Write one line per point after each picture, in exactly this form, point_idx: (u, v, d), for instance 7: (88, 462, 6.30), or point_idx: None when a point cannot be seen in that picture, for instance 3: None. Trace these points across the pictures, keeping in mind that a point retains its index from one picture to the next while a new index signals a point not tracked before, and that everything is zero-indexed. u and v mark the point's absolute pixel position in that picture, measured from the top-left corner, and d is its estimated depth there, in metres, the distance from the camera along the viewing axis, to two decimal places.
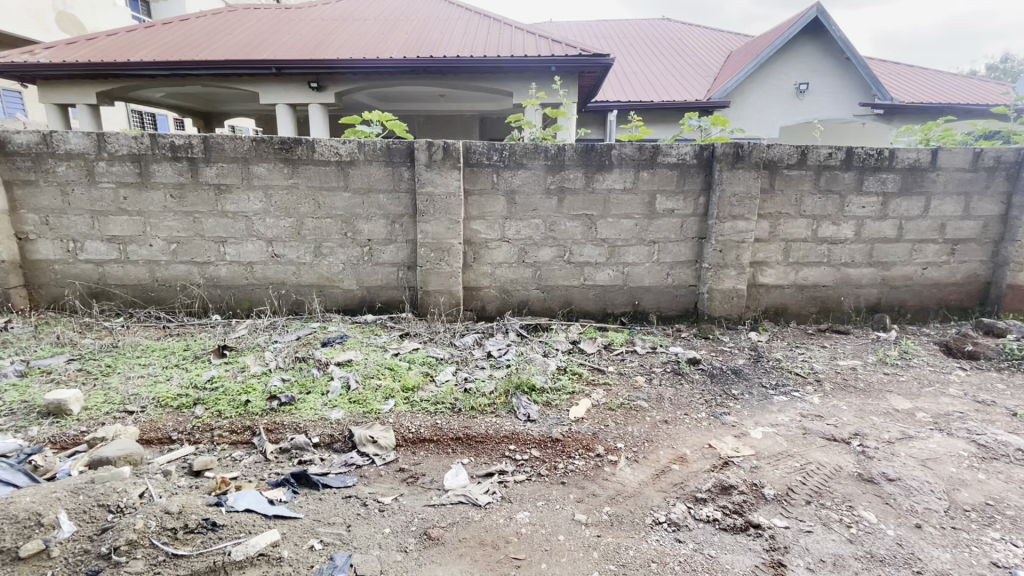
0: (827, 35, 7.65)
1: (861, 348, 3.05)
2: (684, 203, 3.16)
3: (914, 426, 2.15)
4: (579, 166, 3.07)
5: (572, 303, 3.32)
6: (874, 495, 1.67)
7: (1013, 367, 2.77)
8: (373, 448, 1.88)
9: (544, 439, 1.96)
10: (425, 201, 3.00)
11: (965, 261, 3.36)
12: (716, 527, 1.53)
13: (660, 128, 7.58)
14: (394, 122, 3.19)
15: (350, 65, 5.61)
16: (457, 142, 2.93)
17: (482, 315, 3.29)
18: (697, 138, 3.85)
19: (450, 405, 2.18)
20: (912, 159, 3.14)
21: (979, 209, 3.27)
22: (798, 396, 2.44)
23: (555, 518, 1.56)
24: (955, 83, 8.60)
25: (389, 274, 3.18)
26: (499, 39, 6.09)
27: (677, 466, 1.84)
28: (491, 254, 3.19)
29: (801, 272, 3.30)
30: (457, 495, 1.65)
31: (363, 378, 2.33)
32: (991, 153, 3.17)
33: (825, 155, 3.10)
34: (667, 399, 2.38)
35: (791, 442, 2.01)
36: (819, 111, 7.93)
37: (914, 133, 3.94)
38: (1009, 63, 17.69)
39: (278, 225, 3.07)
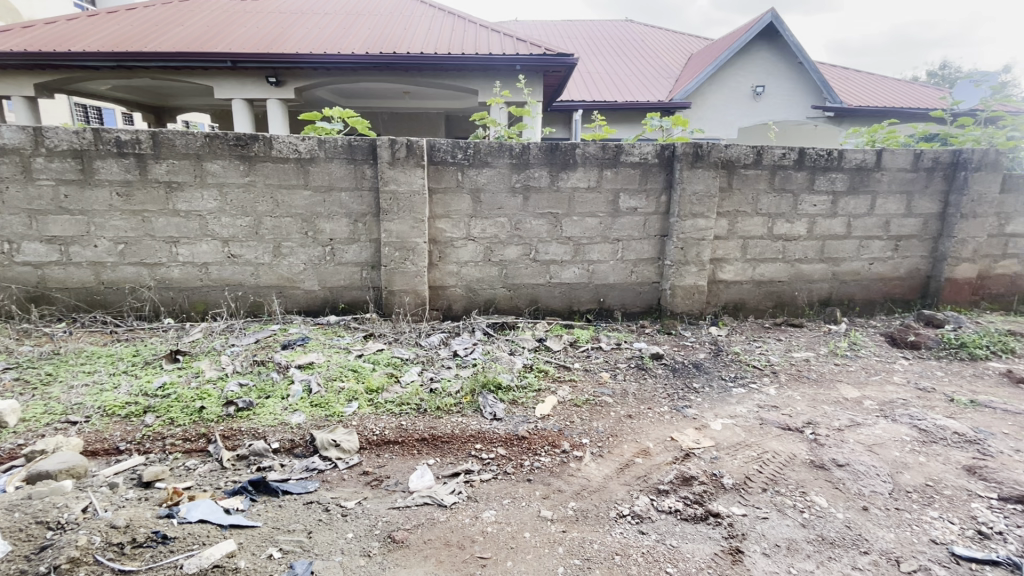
0: (781, 39, 7.95)
1: (814, 340, 3.18)
2: (646, 202, 3.22)
3: (862, 413, 2.26)
4: (543, 164, 3.09)
5: (538, 301, 3.33)
6: (825, 480, 1.75)
7: (950, 355, 2.95)
8: (335, 452, 1.84)
9: (510, 437, 1.96)
10: (389, 199, 2.96)
11: (908, 256, 3.56)
12: (678, 517, 1.56)
13: (623, 128, 7.71)
14: (356, 119, 3.11)
15: (310, 59, 5.46)
16: (421, 140, 2.89)
17: (449, 315, 3.27)
18: (659, 138, 3.93)
19: (415, 405, 2.15)
20: (859, 160, 3.30)
21: (919, 207, 3.47)
22: (756, 388, 2.53)
23: (520, 515, 1.56)
24: (892, 85, 9.16)
25: (352, 275, 3.12)
26: (464, 36, 6.05)
27: (641, 459, 1.88)
28: (456, 253, 3.17)
29: (758, 268, 3.42)
30: (423, 496, 1.63)
31: (325, 381, 2.27)
32: (930, 154, 3.36)
33: (779, 155, 3.21)
34: (631, 394, 2.42)
35: (749, 432, 2.07)
36: (775, 113, 8.22)
37: (861, 134, 4.12)
38: (945, 70, 18.79)
39: (235, 224, 2.96)
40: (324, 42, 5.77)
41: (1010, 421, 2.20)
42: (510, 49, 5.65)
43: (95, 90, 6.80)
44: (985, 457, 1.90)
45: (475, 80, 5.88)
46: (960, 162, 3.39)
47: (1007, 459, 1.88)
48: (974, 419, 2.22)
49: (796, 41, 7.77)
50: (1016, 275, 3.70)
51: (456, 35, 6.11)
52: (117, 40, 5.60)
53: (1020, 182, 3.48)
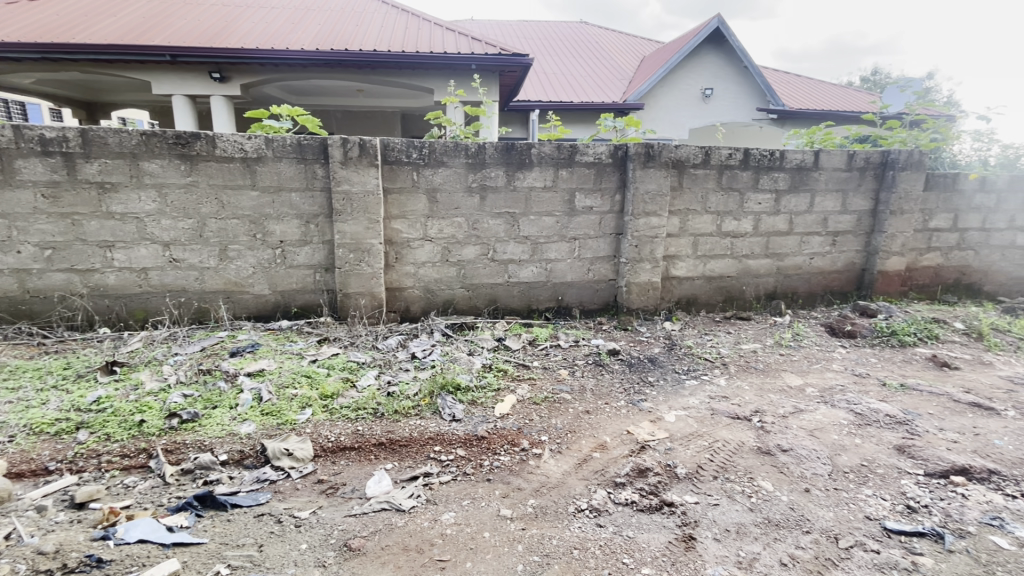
0: (726, 44, 8.27)
1: (761, 332, 3.33)
2: (601, 201, 3.28)
3: (805, 400, 2.39)
4: (499, 164, 3.09)
5: (497, 301, 3.33)
6: (771, 465, 1.83)
7: (882, 343, 3.16)
8: (288, 461, 1.78)
9: (469, 437, 1.96)
10: (342, 200, 2.89)
11: (844, 251, 3.78)
12: (634, 508, 1.60)
13: (578, 128, 7.82)
14: (306, 117, 3.01)
15: (256, 55, 5.25)
16: (374, 139, 2.84)
17: (407, 316, 3.22)
18: (613, 138, 4.01)
19: (372, 410, 2.11)
20: (799, 160, 3.48)
21: (853, 204, 3.69)
22: (707, 379, 2.63)
23: (479, 516, 1.56)
24: (828, 89, 9.70)
25: (305, 278, 3.03)
26: (418, 34, 5.97)
27: (598, 454, 1.91)
28: (413, 254, 3.13)
29: (709, 264, 3.55)
30: (381, 501, 1.61)
31: (277, 389, 2.19)
32: (862, 155, 3.57)
33: (726, 156, 3.34)
34: (589, 390, 2.46)
35: (701, 423, 2.15)
36: (723, 114, 8.55)
37: (801, 135, 4.33)
38: (877, 76, 20.05)
39: (176, 227, 2.81)
40: (270, 37, 5.55)
41: (935, 402, 2.37)
42: (465, 48, 5.63)
43: (15, 82, 6.30)
44: (913, 436, 2.04)
45: (430, 78, 5.82)
46: (889, 162, 3.62)
47: (932, 437, 2.03)
48: (904, 401, 2.38)
49: (741, 46, 8.10)
50: (939, 267, 3.99)
51: (409, 33, 6.01)
52: (40, 31, 5.21)
53: (940, 180, 3.76)
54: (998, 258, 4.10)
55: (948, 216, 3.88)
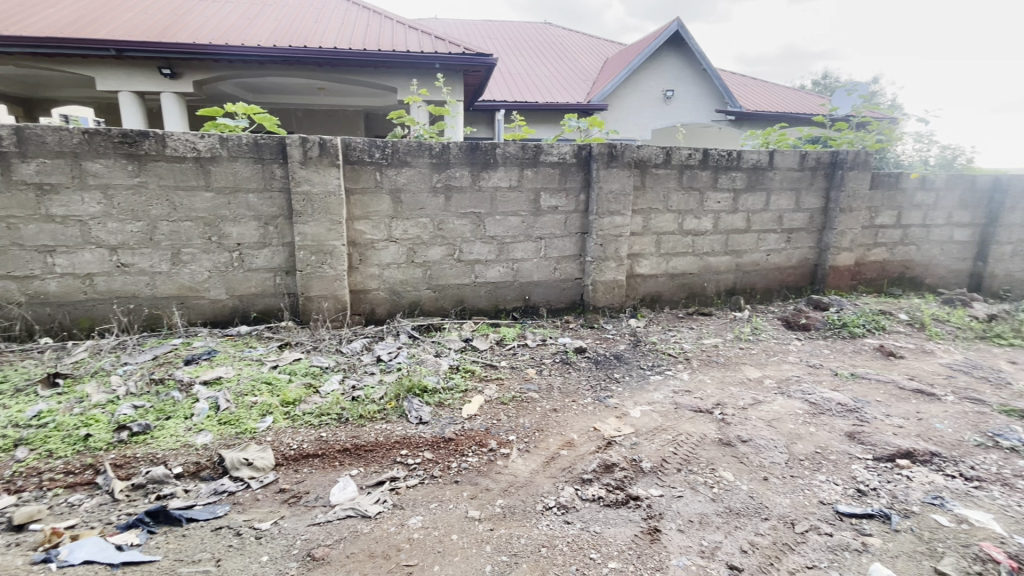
0: (685, 46, 8.48)
1: (722, 327, 3.44)
2: (566, 201, 3.32)
3: (763, 391, 2.48)
4: (464, 164, 3.08)
5: (464, 301, 3.31)
6: (731, 456, 1.89)
7: (834, 335, 3.31)
8: (247, 471, 1.72)
9: (437, 440, 1.94)
10: (302, 201, 2.81)
11: (798, 247, 3.94)
12: (601, 504, 1.63)
13: (544, 128, 7.86)
14: (263, 116, 2.91)
15: (209, 50, 5.05)
16: (334, 139, 2.77)
17: (372, 319, 3.16)
18: (577, 138, 4.05)
19: (336, 415, 2.06)
20: (755, 160, 3.60)
21: (806, 203, 3.84)
22: (671, 374, 2.69)
23: (447, 518, 1.54)
24: (783, 93, 10.08)
25: (265, 281, 2.94)
26: (380, 32, 5.88)
27: (566, 451, 1.93)
28: (378, 255, 3.08)
29: (671, 262, 3.63)
30: (346, 508, 1.57)
31: (235, 397, 2.12)
32: (813, 155, 3.73)
33: (686, 156, 3.43)
34: (556, 388, 2.48)
35: (665, 417, 2.20)
36: (683, 116, 8.77)
37: (757, 136, 4.48)
38: (828, 79, 20.98)
39: (124, 230, 2.67)
40: (223, 33, 5.35)
41: (882, 389, 2.50)
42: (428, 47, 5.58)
43: None
44: (863, 423, 2.15)
45: (393, 77, 5.76)
46: (838, 162, 3.79)
47: (880, 423, 2.14)
48: (854, 389, 2.50)
49: (700, 49, 8.32)
50: (885, 261, 4.21)
51: (370, 31, 5.91)
52: None
53: (885, 179, 3.96)
54: (938, 253, 4.35)
55: (892, 213, 4.09)
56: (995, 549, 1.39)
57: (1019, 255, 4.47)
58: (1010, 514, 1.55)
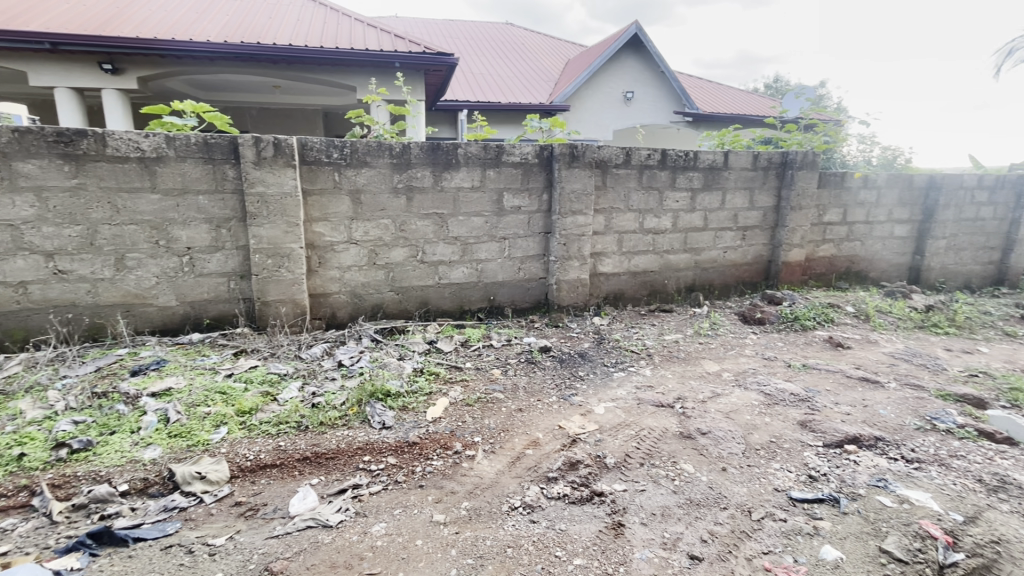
0: (644, 49, 8.66)
1: (682, 323, 3.52)
2: (529, 201, 3.33)
3: (721, 384, 2.56)
4: (425, 164, 3.04)
5: (428, 303, 3.28)
6: (691, 448, 1.94)
7: (787, 328, 3.45)
8: (200, 485, 1.65)
9: (400, 445, 1.91)
10: (256, 202, 2.72)
11: (753, 244, 4.09)
12: (566, 501, 1.64)
13: (506, 128, 7.87)
14: (214, 114, 2.79)
15: (154, 45, 4.80)
16: (290, 139, 2.69)
17: (333, 323, 3.09)
18: (539, 138, 4.07)
19: (295, 423, 2.00)
20: (710, 160, 3.71)
21: (759, 201, 3.99)
22: (634, 370, 2.74)
23: (412, 523, 1.52)
24: (736, 95, 10.43)
25: (218, 286, 2.82)
26: (337, 30, 5.75)
27: (532, 451, 1.93)
28: (338, 257, 3.00)
29: (633, 260, 3.71)
30: (306, 519, 1.52)
31: (186, 408, 2.02)
32: (765, 155, 3.87)
33: (645, 156, 3.50)
34: (521, 388, 2.48)
35: (628, 413, 2.24)
36: (643, 117, 8.95)
37: (712, 137, 4.63)
38: (779, 83, 21.87)
39: (61, 235, 2.51)
40: (170, 27, 5.11)
41: (831, 378, 2.63)
42: (387, 45, 5.49)
43: None
44: (814, 411, 2.24)
45: (352, 76, 5.64)
46: (788, 162, 3.95)
47: (829, 411, 2.24)
48: (806, 379, 2.62)
49: (658, 52, 8.52)
50: (833, 257, 4.42)
51: (328, 29, 5.77)
52: None
53: (831, 178, 4.15)
54: (880, 248, 4.60)
55: (839, 211, 4.30)
56: (932, 526, 1.48)
57: (951, 249, 4.78)
58: (946, 492, 1.66)
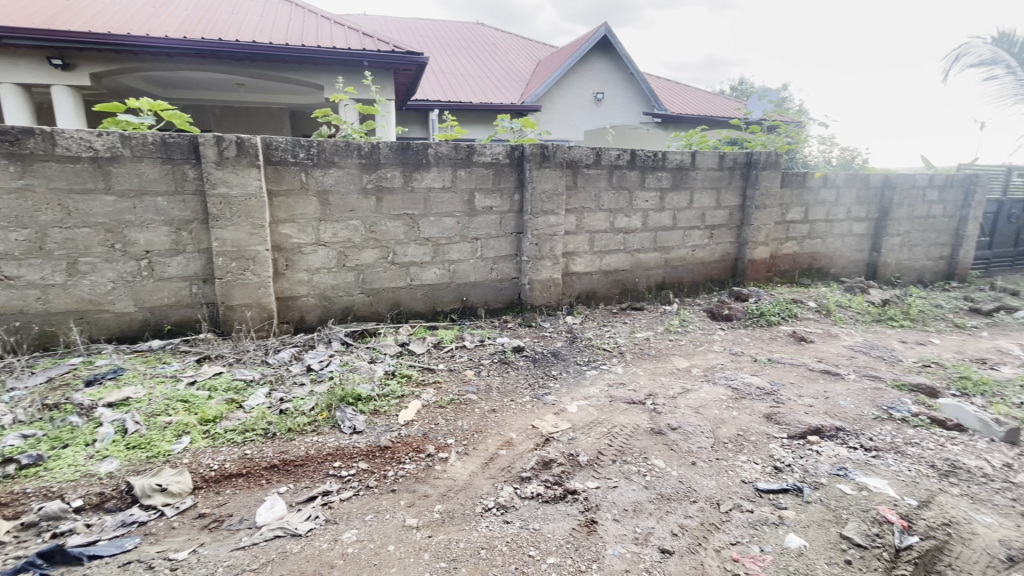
0: (614, 51, 8.77)
1: (653, 321, 3.58)
2: (501, 201, 3.33)
3: (690, 380, 2.61)
4: (394, 164, 3.01)
5: (400, 304, 3.24)
6: (662, 444, 1.98)
7: (753, 324, 3.54)
8: (161, 498, 1.58)
9: (372, 450, 1.88)
10: (219, 204, 2.63)
11: (720, 243, 4.19)
12: (540, 500, 1.64)
13: (476, 128, 7.86)
14: (172, 113, 2.68)
15: (107, 39, 4.60)
16: (253, 138, 2.61)
17: (302, 327, 3.02)
18: (511, 138, 4.07)
19: (262, 430, 1.95)
20: (678, 160, 3.78)
21: (726, 200, 4.09)
22: (606, 368, 2.77)
23: (384, 529, 1.50)
24: (703, 97, 10.67)
25: (179, 291, 2.72)
26: (303, 27, 5.62)
27: (505, 451, 1.93)
28: (306, 260, 2.94)
29: (605, 259, 3.75)
30: (274, 528, 1.48)
31: (146, 418, 1.94)
32: (731, 155, 3.97)
33: (615, 156, 3.54)
34: (495, 388, 2.48)
35: (601, 410, 2.26)
36: (613, 118, 9.06)
37: (680, 138, 4.72)
38: (744, 85, 22.49)
39: (6, 239, 2.38)
40: (125, 22, 4.91)
41: (795, 372, 2.72)
42: (355, 43, 5.40)
43: None
44: (779, 404, 2.31)
45: (318, 74, 5.54)
46: (753, 163, 4.05)
47: (793, 404, 2.31)
48: (771, 373, 2.70)
49: (627, 54, 8.63)
50: (796, 254, 4.56)
51: (293, 26, 5.64)
52: None
53: (793, 178, 4.29)
54: (840, 245, 4.78)
55: (801, 210, 4.44)
56: (889, 511, 1.54)
57: (905, 246, 5.00)
58: (901, 478, 1.73)
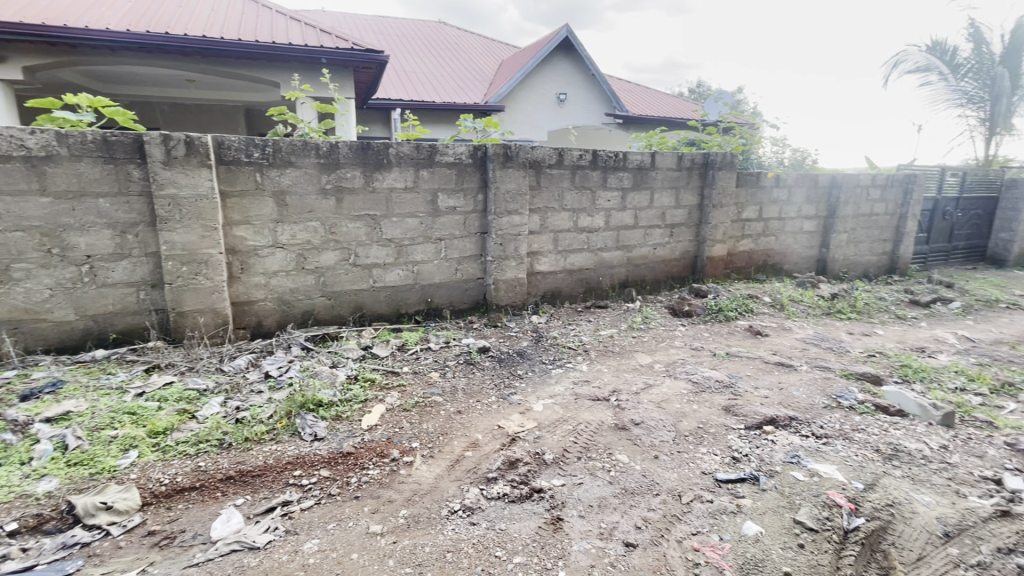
0: (575, 52, 8.86)
1: (617, 318, 3.64)
2: (464, 201, 3.31)
3: (653, 375, 2.67)
4: (355, 164, 2.95)
5: (363, 307, 3.17)
6: (626, 439, 2.01)
7: (712, 319, 3.66)
8: (106, 517, 1.49)
9: (334, 456, 1.84)
10: (167, 205, 2.51)
11: (680, 241, 4.30)
12: (506, 500, 1.64)
13: (439, 128, 7.80)
14: (115, 109, 2.53)
15: (41, 30, 4.31)
16: (203, 136, 2.51)
17: (259, 332, 2.91)
18: (474, 138, 4.05)
19: (218, 441, 1.87)
20: (639, 161, 3.86)
21: (685, 200, 4.21)
22: (571, 366, 2.80)
23: (347, 537, 1.47)
24: (662, 99, 10.94)
25: (125, 297, 2.58)
26: (258, 22, 5.43)
27: (471, 452, 1.92)
28: (263, 263, 2.84)
29: (569, 258, 3.79)
30: (230, 542, 1.43)
31: (89, 433, 1.84)
32: (689, 156, 4.08)
33: (577, 157, 3.59)
34: (460, 390, 2.47)
35: (566, 408, 2.28)
36: (576, 118, 9.16)
37: (641, 138, 4.82)
38: (702, 88, 23.20)
39: None
40: (60, 13, 4.62)
41: (752, 365, 2.82)
42: (312, 40, 5.26)
43: None
44: (737, 396, 2.39)
45: (274, 71, 5.37)
46: (710, 163, 4.18)
47: (750, 396, 2.40)
48: (730, 366, 2.79)
49: (589, 56, 8.75)
50: (751, 251, 4.74)
51: (245, 20, 5.44)
52: None
53: (747, 178, 4.45)
54: (792, 242, 4.99)
55: (755, 208, 4.61)
56: (838, 495, 1.62)
57: (851, 242, 5.26)
58: (849, 463, 1.82)
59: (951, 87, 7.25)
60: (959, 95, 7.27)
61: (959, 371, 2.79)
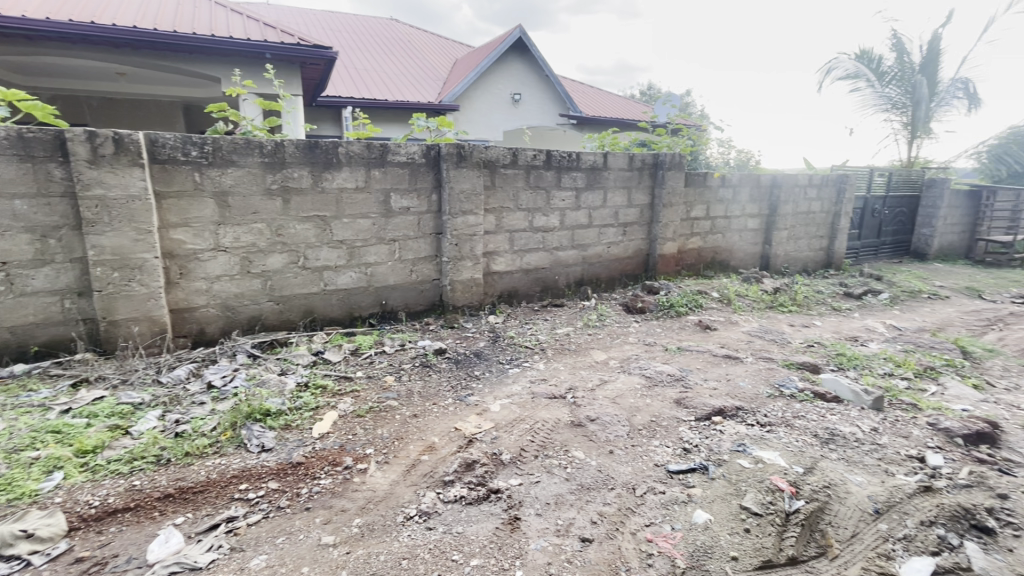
0: (528, 53, 8.91)
1: (573, 316, 3.69)
2: (418, 202, 3.26)
3: (608, 371, 2.73)
4: (302, 163, 2.85)
5: (313, 311, 3.07)
6: (581, 436, 2.04)
7: (664, 315, 3.77)
8: (26, 546, 1.37)
9: (283, 467, 1.77)
10: (94, 206, 2.34)
11: (633, 239, 4.40)
12: (463, 503, 1.63)
13: (392, 128, 7.66)
14: (32, 103, 2.32)
15: None
16: (134, 133, 2.35)
17: (201, 341, 2.76)
18: (428, 138, 4.00)
19: (155, 457, 1.77)
20: (591, 161, 3.93)
21: (636, 199, 4.31)
22: (528, 365, 2.81)
23: (297, 550, 1.41)
24: (615, 100, 11.19)
25: (48, 307, 2.40)
26: (195, 13, 5.16)
27: (427, 456, 1.89)
28: (204, 267, 2.70)
29: (526, 258, 3.81)
30: (169, 564, 1.34)
31: (6, 456, 1.68)
32: (640, 156, 4.18)
33: (531, 157, 3.61)
34: (416, 393, 2.43)
35: (523, 407, 2.29)
36: (531, 119, 9.22)
37: (594, 139, 4.90)
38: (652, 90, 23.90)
39: None
40: None
41: (702, 358, 2.92)
42: (255, 34, 5.05)
43: None
44: (687, 389, 2.47)
45: (214, 66, 5.13)
46: (659, 163, 4.30)
47: (699, 388, 2.49)
48: (681, 360, 2.88)
49: (542, 57, 8.82)
50: (700, 249, 4.91)
51: (181, 11, 5.15)
52: None
53: (695, 178, 4.62)
54: (738, 239, 5.21)
55: (703, 207, 4.78)
56: (780, 479, 1.69)
57: (791, 238, 5.55)
58: (790, 448, 1.92)
59: (877, 94, 7.79)
60: (885, 101, 7.82)
61: (887, 358, 2.99)
